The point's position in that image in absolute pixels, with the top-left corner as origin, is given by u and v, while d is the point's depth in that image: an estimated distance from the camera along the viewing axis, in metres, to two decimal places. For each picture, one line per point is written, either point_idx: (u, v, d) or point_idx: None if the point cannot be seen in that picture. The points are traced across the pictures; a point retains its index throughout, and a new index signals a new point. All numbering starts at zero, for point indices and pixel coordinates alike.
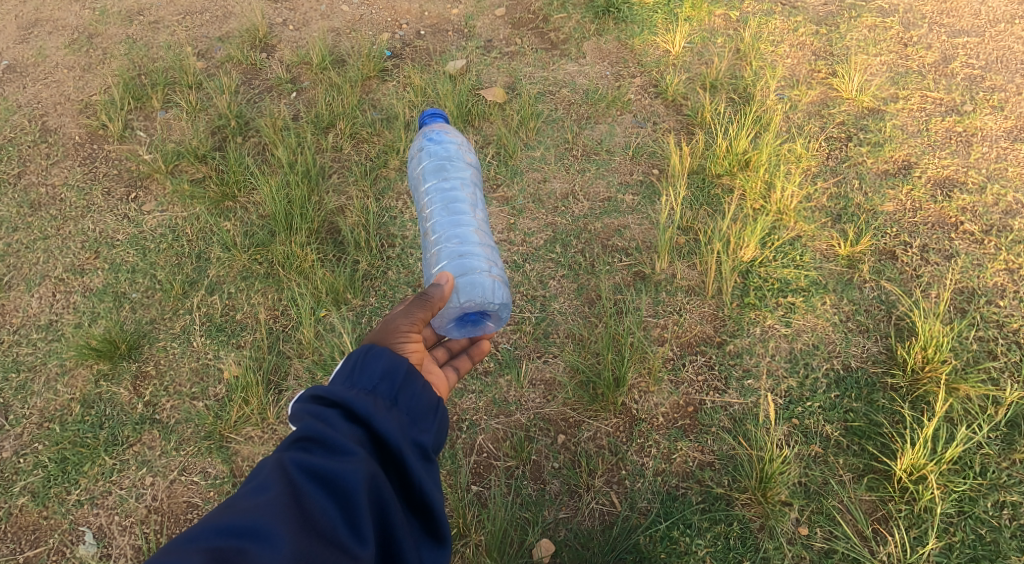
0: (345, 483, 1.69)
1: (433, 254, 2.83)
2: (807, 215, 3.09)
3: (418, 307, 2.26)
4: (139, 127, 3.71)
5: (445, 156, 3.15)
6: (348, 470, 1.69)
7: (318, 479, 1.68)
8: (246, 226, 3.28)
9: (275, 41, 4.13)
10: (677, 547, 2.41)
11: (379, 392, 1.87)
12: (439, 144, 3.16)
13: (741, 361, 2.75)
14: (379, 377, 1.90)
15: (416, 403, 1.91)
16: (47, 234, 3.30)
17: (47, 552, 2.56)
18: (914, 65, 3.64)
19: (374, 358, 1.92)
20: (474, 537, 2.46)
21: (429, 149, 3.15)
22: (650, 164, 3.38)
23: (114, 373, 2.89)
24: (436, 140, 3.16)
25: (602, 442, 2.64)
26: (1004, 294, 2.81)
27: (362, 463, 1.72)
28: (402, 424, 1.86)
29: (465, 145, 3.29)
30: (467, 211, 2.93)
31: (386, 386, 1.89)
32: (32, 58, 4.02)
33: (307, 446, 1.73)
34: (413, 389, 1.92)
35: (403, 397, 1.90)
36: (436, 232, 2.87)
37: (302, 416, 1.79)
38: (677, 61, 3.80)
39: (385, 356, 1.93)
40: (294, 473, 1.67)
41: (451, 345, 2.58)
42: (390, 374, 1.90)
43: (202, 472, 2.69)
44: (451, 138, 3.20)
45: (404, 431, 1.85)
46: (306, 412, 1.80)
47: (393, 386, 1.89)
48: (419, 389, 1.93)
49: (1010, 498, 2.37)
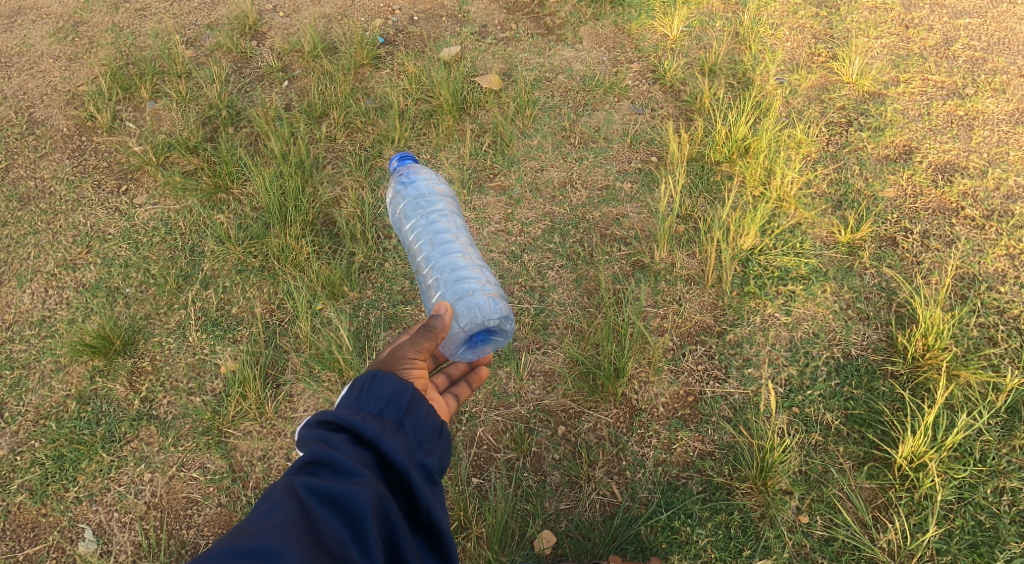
0: (354, 504, 1.68)
1: (430, 286, 2.84)
2: (807, 202, 3.07)
3: (424, 337, 2.26)
4: (129, 117, 3.65)
5: (419, 195, 3.09)
6: (355, 491, 1.69)
7: (328, 500, 1.67)
8: (240, 218, 3.24)
9: (266, 28, 4.08)
10: (678, 537, 2.40)
11: (386, 416, 1.86)
12: (411, 184, 3.11)
13: (741, 350, 2.74)
14: (385, 401, 1.88)
15: (422, 425, 1.89)
16: (38, 228, 3.26)
17: (46, 549, 2.54)
18: (915, 47, 3.61)
19: (380, 383, 1.90)
20: (475, 530, 2.45)
21: (404, 192, 3.10)
22: (649, 151, 3.35)
23: (109, 368, 2.87)
24: (408, 181, 3.10)
25: (602, 432, 2.63)
26: (1006, 280, 2.79)
27: (369, 484, 1.71)
28: (409, 446, 1.84)
29: (437, 177, 3.24)
30: (451, 240, 2.93)
31: (393, 409, 1.87)
32: (17, 47, 3.95)
33: (315, 470, 1.72)
34: (419, 413, 1.90)
35: (409, 420, 1.88)
36: (429, 264, 2.88)
37: (309, 441, 1.78)
38: (676, 45, 3.76)
39: (391, 380, 1.91)
40: (304, 495, 1.66)
41: (451, 370, 2.52)
42: (396, 398, 1.88)
43: (200, 467, 2.67)
44: (421, 176, 3.15)
45: (410, 453, 1.83)
46: (312, 437, 1.78)
47: (399, 410, 1.87)
48: (425, 413, 1.91)
49: (1010, 484, 2.36)
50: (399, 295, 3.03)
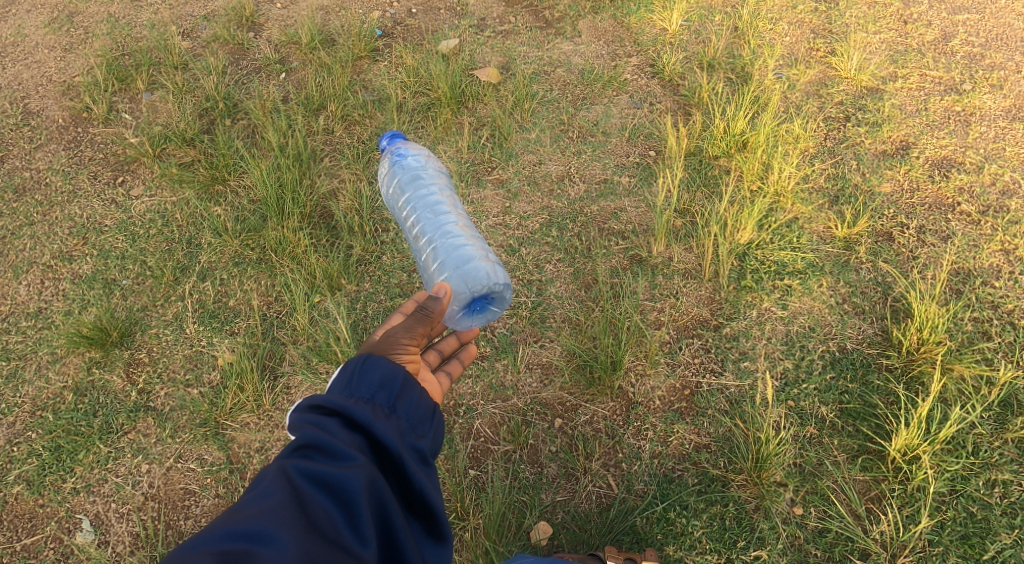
0: (347, 487, 1.68)
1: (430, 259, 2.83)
2: (804, 197, 3.09)
3: (419, 321, 2.25)
4: (125, 109, 3.64)
5: (414, 171, 3.10)
6: (348, 474, 1.69)
7: (321, 483, 1.68)
8: (237, 210, 3.24)
9: (263, 20, 4.07)
10: (673, 528, 2.41)
11: (378, 400, 1.86)
12: (405, 160, 3.11)
13: (738, 344, 2.75)
14: (377, 386, 1.88)
15: (414, 410, 1.89)
16: (33, 219, 3.25)
17: (44, 539, 2.54)
18: (914, 42, 3.62)
19: (371, 367, 1.90)
20: (472, 521, 2.46)
21: (399, 168, 3.10)
22: (647, 145, 3.36)
23: (106, 360, 2.87)
24: (402, 157, 3.11)
25: (599, 425, 2.64)
26: (1000, 275, 2.80)
27: (362, 468, 1.72)
28: (401, 430, 1.84)
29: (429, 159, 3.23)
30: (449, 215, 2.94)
31: (385, 394, 1.87)
32: (11, 38, 3.94)
33: (308, 454, 1.73)
34: (411, 397, 1.90)
35: (401, 405, 1.88)
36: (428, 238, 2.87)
37: (301, 425, 1.79)
38: (674, 39, 3.77)
39: (382, 365, 1.91)
40: (296, 478, 1.67)
41: (441, 348, 2.54)
42: (387, 383, 1.89)
43: (198, 459, 2.67)
44: (415, 153, 3.16)
45: (403, 437, 1.83)
46: (305, 421, 1.79)
47: (391, 394, 1.88)
48: (417, 396, 1.91)
49: (1002, 477, 2.38)
50: (397, 288, 3.03)
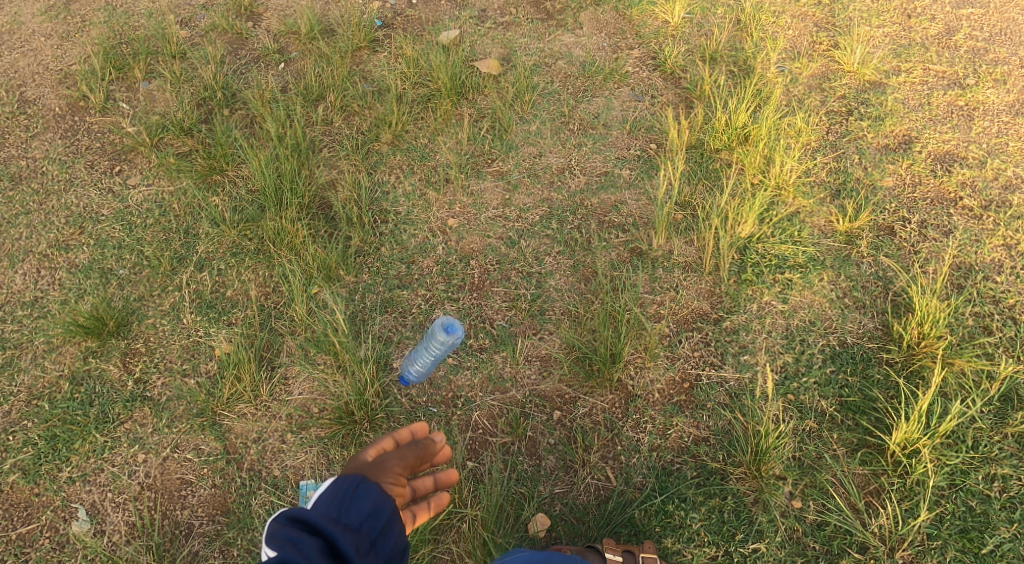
0: None
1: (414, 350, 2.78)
2: (805, 190, 3.08)
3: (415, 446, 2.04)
4: (122, 98, 3.62)
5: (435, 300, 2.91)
6: None
7: None
8: (235, 200, 3.22)
9: (262, 9, 4.05)
10: (672, 521, 2.40)
11: (361, 534, 1.71)
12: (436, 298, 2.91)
13: (737, 337, 2.75)
14: (364, 516, 1.73)
15: (395, 549, 1.74)
16: (29, 208, 3.23)
17: (39, 528, 2.51)
18: (917, 37, 3.61)
19: (363, 494, 1.75)
20: (470, 512, 2.45)
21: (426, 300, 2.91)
22: (648, 138, 3.35)
23: (103, 350, 2.85)
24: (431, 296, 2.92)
25: (598, 418, 2.63)
26: (1002, 269, 2.80)
27: None
28: None
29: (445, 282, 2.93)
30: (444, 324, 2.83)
31: (370, 528, 1.72)
32: (8, 25, 3.92)
33: None
34: (395, 535, 1.75)
35: (384, 543, 1.73)
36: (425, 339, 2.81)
37: (276, 542, 1.64)
38: (676, 32, 3.76)
39: (375, 494, 1.76)
40: None
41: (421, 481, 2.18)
42: (376, 515, 1.74)
43: (194, 449, 2.65)
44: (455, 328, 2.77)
45: None
46: (282, 538, 1.65)
47: (376, 530, 1.73)
48: (401, 536, 1.77)
49: (1001, 471, 2.38)
50: (396, 279, 3.00)
